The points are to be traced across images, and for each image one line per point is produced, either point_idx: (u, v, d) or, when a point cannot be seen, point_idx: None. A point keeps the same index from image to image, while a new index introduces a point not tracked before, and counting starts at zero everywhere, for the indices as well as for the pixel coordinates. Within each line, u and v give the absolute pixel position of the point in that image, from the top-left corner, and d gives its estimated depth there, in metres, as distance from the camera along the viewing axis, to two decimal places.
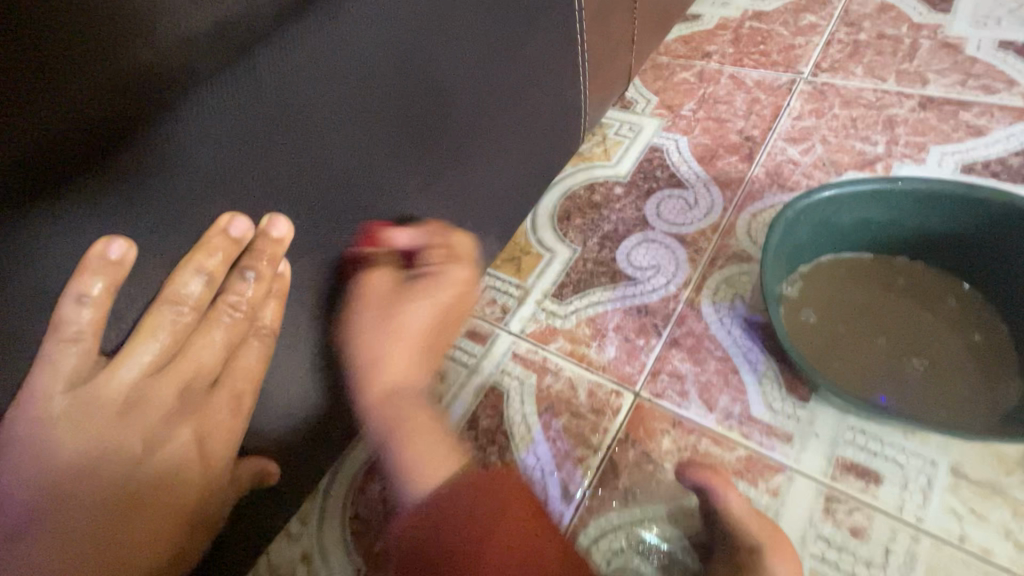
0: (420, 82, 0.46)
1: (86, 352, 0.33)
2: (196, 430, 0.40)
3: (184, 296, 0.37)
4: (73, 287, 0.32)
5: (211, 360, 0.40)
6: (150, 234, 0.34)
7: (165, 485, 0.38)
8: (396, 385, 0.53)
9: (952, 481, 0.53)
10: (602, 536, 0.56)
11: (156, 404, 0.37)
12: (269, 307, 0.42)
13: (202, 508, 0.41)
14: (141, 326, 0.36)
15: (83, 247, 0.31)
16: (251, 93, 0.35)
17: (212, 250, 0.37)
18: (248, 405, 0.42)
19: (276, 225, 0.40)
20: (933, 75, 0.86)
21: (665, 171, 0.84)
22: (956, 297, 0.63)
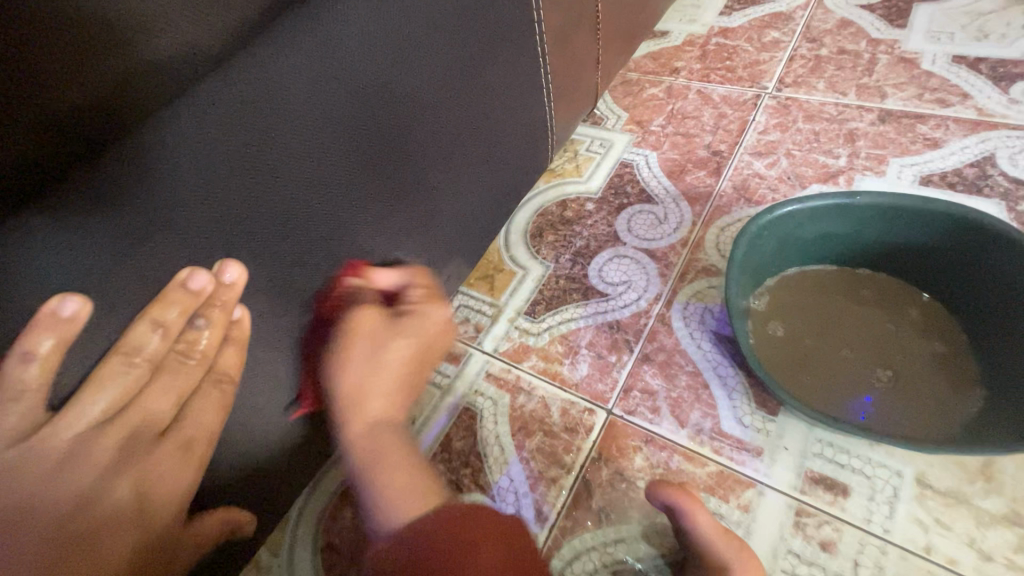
0: (379, 108, 0.46)
1: (28, 410, 0.33)
2: (141, 482, 0.38)
3: (138, 347, 0.37)
4: (19, 344, 0.31)
5: (164, 409, 0.39)
6: (103, 282, 0.34)
7: (105, 548, 0.36)
8: (384, 416, 0.50)
9: (918, 492, 0.54)
10: (576, 558, 0.56)
11: (94, 460, 0.35)
12: (226, 354, 0.42)
13: (151, 566, 0.38)
14: (90, 380, 0.35)
15: (37, 303, 0.32)
16: (207, 124, 0.35)
17: (170, 304, 0.37)
18: (201, 454, 0.40)
19: (228, 271, 0.39)
20: (891, 89, 0.88)
21: (635, 186, 0.84)
22: (917, 308, 0.65)
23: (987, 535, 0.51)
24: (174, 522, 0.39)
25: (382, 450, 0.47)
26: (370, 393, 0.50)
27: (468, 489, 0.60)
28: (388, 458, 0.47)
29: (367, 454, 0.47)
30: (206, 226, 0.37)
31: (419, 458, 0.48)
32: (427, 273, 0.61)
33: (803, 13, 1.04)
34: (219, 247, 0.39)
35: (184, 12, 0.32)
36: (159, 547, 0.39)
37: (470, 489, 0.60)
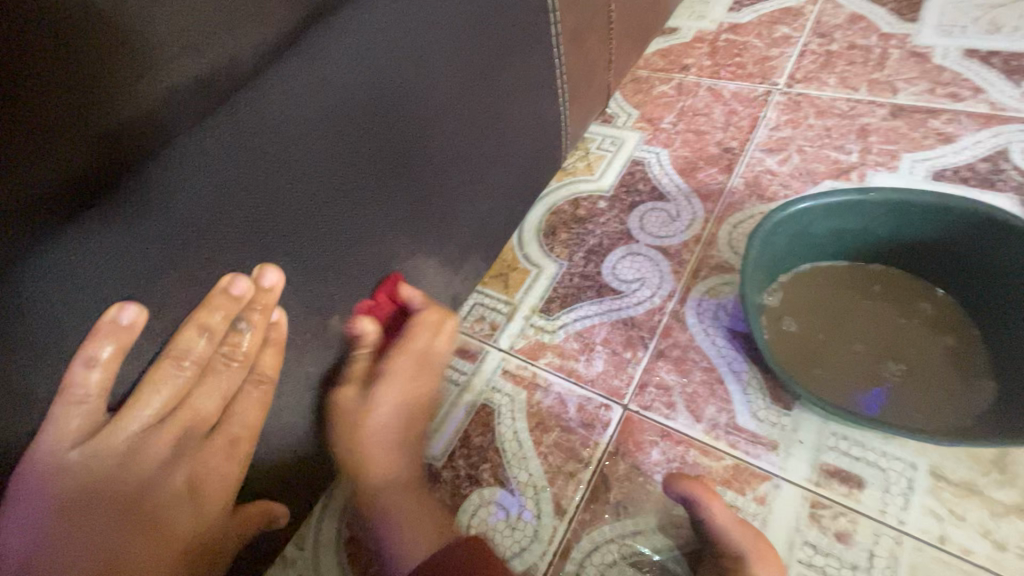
0: (401, 113, 0.47)
1: (90, 412, 0.35)
2: (191, 474, 0.41)
3: (187, 350, 0.39)
4: (82, 352, 0.33)
5: (209, 409, 0.42)
6: (152, 290, 0.35)
7: (158, 532, 0.40)
8: (387, 476, 0.53)
9: (932, 483, 0.55)
10: (595, 549, 0.57)
11: (151, 454, 0.39)
12: (265, 356, 0.44)
13: (197, 552, 0.42)
14: (145, 381, 0.38)
15: (95, 315, 0.33)
16: (236, 137, 0.36)
17: (214, 308, 0.39)
18: (244, 449, 0.43)
19: (266, 275, 0.41)
20: (902, 84, 0.88)
21: (647, 184, 0.85)
22: (930, 302, 0.65)
23: (1000, 525, 0.52)
24: (218, 513, 0.43)
25: (389, 504, 0.52)
26: (376, 454, 0.53)
27: (488, 484, 0.62)
28: (401, 502, 0.52)
29: (384, 507, 0.52)
30: (239, 233, 0.39)
31: (430, 502, 0.53)
32: (446, 273, 0.63)
33: (813, 8, 1.04)
34: (253, 252, 0.40)
35: (227, 29, 0.32)
36: (205, 534, 0.42)
37: (490, 484, 0.62)
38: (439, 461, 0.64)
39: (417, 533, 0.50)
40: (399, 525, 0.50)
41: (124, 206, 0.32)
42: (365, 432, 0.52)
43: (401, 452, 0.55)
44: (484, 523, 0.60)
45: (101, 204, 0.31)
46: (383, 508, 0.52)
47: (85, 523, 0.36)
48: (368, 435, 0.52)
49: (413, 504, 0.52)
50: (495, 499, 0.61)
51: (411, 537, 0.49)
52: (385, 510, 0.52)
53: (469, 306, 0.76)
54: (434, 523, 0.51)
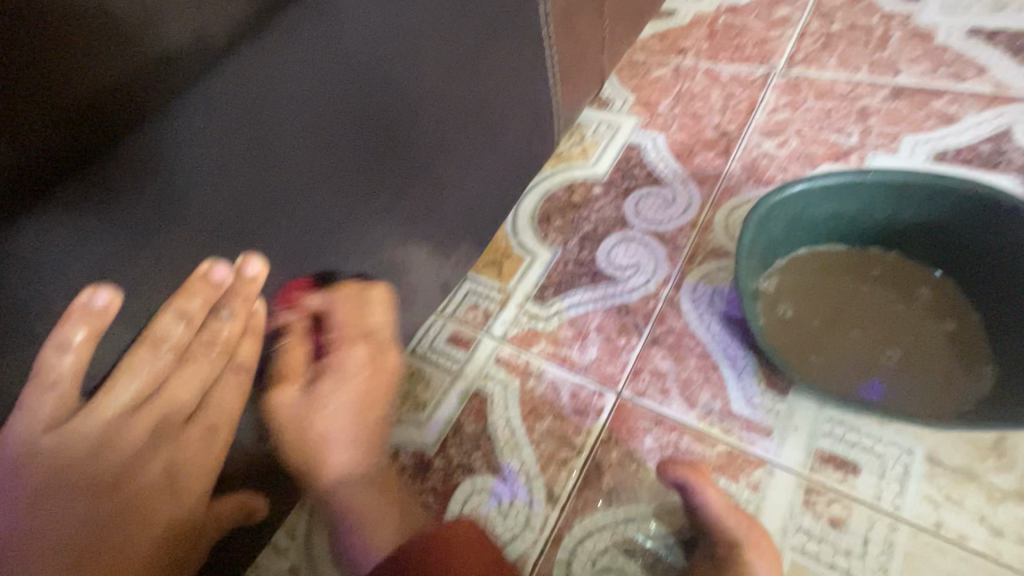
0: (385, 93, 0.46)
1: (63, 398, 0.34)
2: (170, 460, 0.40)
3: (164, 336, 0.38)
4: (54, 336, 0.32)
5: (188, 395, 0.41)
6: (129, 274, 0.35)
7: (134, 523, 0.38)
8: (346, 469, 0.49)
9: (929, 469, 0.54)
10: (588, 536, 0.56)
11: (129, 440, 0.37)
12: (244, 344, 0.43)
13: (174, 544, 0.41)
14: (121, 367, 0.37)
15: (67, 298, 0.32)
16: (216, 110, 0.35)
17: (192, 294, 0.38)
18: (222, 436, 0.43)
19: (249, 264, 0.41)
20: (904, 64, 0.87)
21: (643, 169, 0.84)
22: (929, 286, 0.64)
23: (998, 511, 0.51)
24: (195, 502, 0.42)
25: (356, 502, 0.48)
26: (333, 446, 0.49)
27: (481, 471, 0.61)
28: (365, 503, 0.48)
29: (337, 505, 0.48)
30: (218, 217, 0.38)
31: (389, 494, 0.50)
32: (436, 259, 0.62)
33: None
34: (230, 236, 0.39)
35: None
36: (181, 524, 0.41)
37: (481, 471, 0.61)
38: (431, 449, 0.63)
39: (377, 528, 0.47)
40: (358, 514, 0.47)
41: (102, 181, 0.32)
42: (331, 420, 0.49)
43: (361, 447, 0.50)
44: (476, 510, 0.59)
45: (77, 183, 0.31)
46: (341, 503, 0.48)
47: (58, 514, 0.34)
48: (329, 429, 0.49)
49: (375, 497, 0.49)
50: (487, 486, 0.60)
51: (373, 532, 0.46)
52: (344, 505, 0.48)
53: (462, 294, 0.75)
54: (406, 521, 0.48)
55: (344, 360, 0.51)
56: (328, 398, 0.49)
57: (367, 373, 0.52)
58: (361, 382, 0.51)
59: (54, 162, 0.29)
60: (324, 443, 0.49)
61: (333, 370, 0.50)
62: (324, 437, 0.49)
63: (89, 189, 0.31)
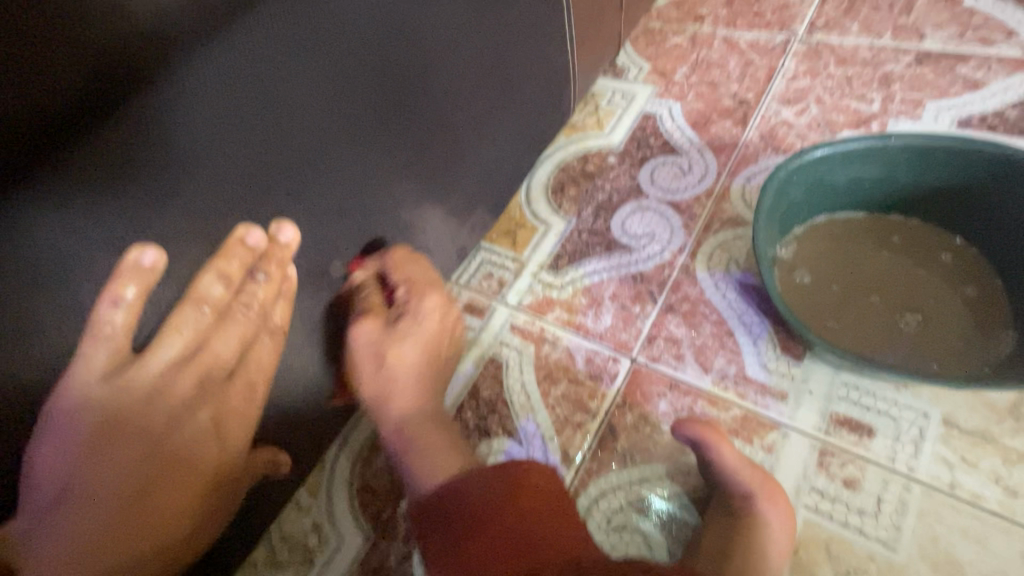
0: (404, 50, 0.46)
1: (117, 350, 0.35)
2: (213, 415, 0.42)
3: (206, 295, 0.40)
4: (108, 293, 0.34)
5: (228, 354, 0.42)
6: (171, 234, 0.36)
7: (182, 472, 0.39)
8: (410, 409, 0.56)
9: (945, 432, 0.54)
10: (602, 496, 0.57)
11: (176, 392, 0.39)
12: (277, 309, 0.45)
13: (211, 493, 0.43)
14: (167, 324, 0.38)
15: (117, 255, 0.33)
16: (234, 61, 0.35)
17: (231, 256, 0.40)
18: (258, 395, 0.45)
19: (284, 231, 0.42)
20: (929, 29, 0.84)
21: (658, 139, 0.83)
22: (950, 252, 0.63)
23: (1014, 472, 0.51)
24: (233, 455, 0.44)
25: (416, 437, 0.54)
26: (399, 391, 0.57)
27: (496, 434, 0.62)
28: (425, 439, 0.54)
29: (402, 443, 0.55)
30: (241, 170, 0.38)
31: (442, 437, 0.55)
32: (451, 225, 0.62)
33: None
34: (254, 192, 0.39)
35: None
36: (219, 475, 0.43)
37: (497, 434, 0.62)
38: (448, 413, 0.64)
39: (440, 462, 0.52)
40: (424, 444, 0.54)
41: (122, 131, 0.31)
42: (405, 360, 0.57)
43: (428, 388, 0.58)
44: None
45: (99, 132, 0.31)
46: (407, 434, 0.55)
47: (116, 459, 0.36)
48: (403, 368, 0.57)
49: (438, 434, 0.55)
50: (503, 448, 0.61)
51: (434, 462, 0.51)
52: (406, 442, 0.54)
53: (477, 263, 0.75)
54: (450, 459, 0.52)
55: (422, 309, 0.59)
56: (408, 336, 0.57)
57: (438, 318, 0.60)
58: (433, 328, 0.60)
59: (76, 109, 0.29)
60: (395, 386, 0.56)
61: (410, 314, 0.58)
62: (396, 376, 0.56)
63: (113, 138, 0.31)
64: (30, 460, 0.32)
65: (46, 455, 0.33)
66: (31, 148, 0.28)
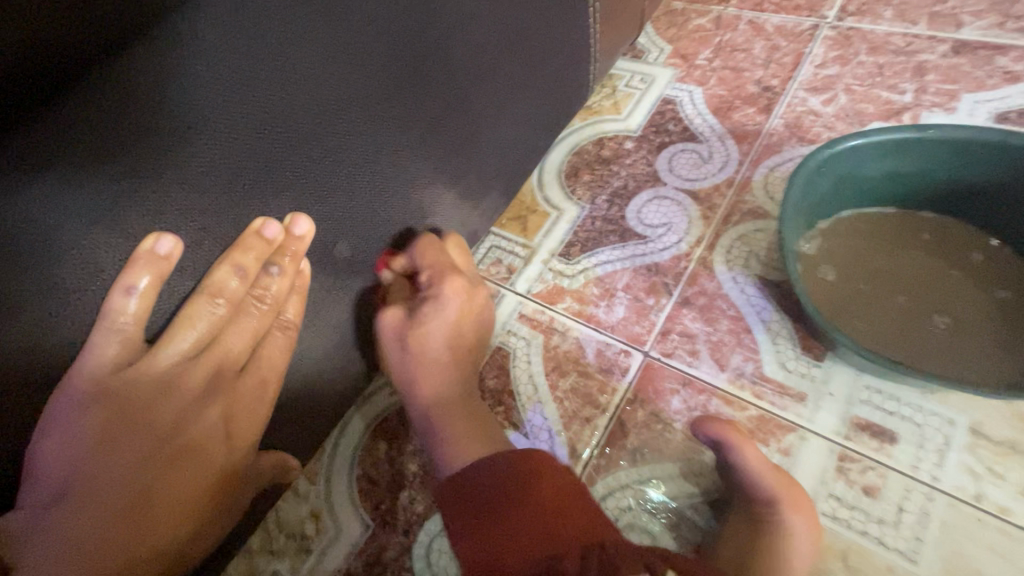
0: (420, 19, 0.43)
1: (129, 339, 0.34)
2: (223, 409, 0.40)
3: (222, 287, 0.38)
4: (121, 280, 0.32)
5: (241, 348, 0.41)
6: (180, 213, 0.33)
7: (189, 468, 0.38)
8: (438, 395, 0.53)
9: (971, 441, 0.52)
10: (610, 494, 0.55)
11: (187, 387, 0.38)
12: (291, 303, 0.43)
13: (220, 494, 0.41)
14: (180, 317, 0.37)
15: (133, 243, 0.32)
16: (229, 16, 0.32)
17: (247, 249, 0.38)
18: (270, 393, 0.43)
19: (298, 223, 0.41)
20: (968, 17, 0.80)
21: (678, 124, 0.79)
22: (984, 253, 0.60)
23: None
24: (244, 453, 0.42)
25: (440, 422, 0.51)
26: (425, 378, 0.53)
27: (502, 426, 0.60)
28: (451, 426, 0.51)
29: (426, 427, 0.52)
30: (243, 140, 0.35)
31: (486, 428, 0.51)
32: (463, 207, 0.59)
33: None
34: (258, 164, 0.36)
35: None
36: (230, 474, 0.41)
37: (502, 426, 0.60)
38: None
39: (471, 443, 0.49)
40: (456, 433, 0.50)
41: (108, 96, 0.29)
42: (431, 353, 0.53)
43: (451, 375, 0.54)
44: None
45: (84, 90, 0.28)
46: (433, 420, 0.52)
47: (121, 451, 0.35)
48: (426, 366, 0.53)
49: (470, 426, 0.51)
50: (508, 441, 0.59)
51: (466, 447, 0.49)
52: (433, 424, 0.51)
53: (486, 248, 0.72)
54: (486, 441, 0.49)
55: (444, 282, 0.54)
56: (430, 324, 0.53)
57: (462, 303, 0.55)
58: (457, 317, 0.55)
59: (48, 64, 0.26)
60: (422, 369, 0.53)
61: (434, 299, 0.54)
62: (418, 371, 0.53)
63: (100, 103, 0.29)
64: (32, 454, 0.31)
65: (46, 448, 0.32)
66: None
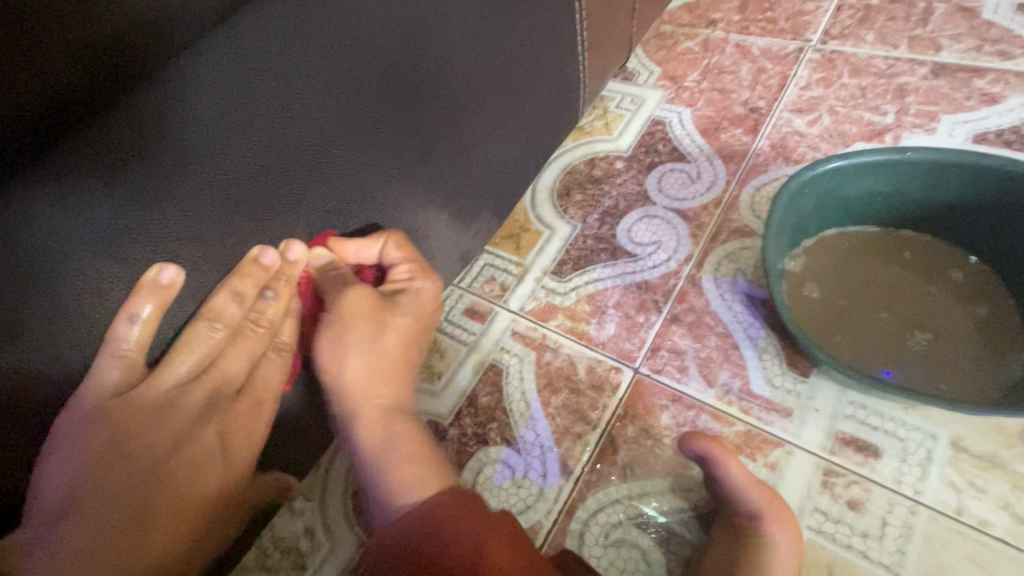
0: (413, 53, 0.45)
1: (131, 363, 0.35)
2: (220, 431, 0.41)
3: (221, 313, 0.39)
4: (124, 309, 0.34)
5: (239, 369, 0.42)
6: (180, 243, 0.35)
7: (185, 489, 0.39)
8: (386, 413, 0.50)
9: (952, 455, 0.53)
10: (601, 510, 0.56)
11: (185, 409, 0.39)
12: (285, 327, 0.45)
13: (215, 514, 0.42)
14: (179, 341, 0.38)
15: (137, 273, 0.34)
16: (229, 58, 0.34)
17: (245, 276, 0.40)
18: (267, 413, 0.44)
19: (293, 249, 0.42)
20: (947, 40, 0.83)
21: (667, 145, 0.82)
22: (962, 270, 0.62)
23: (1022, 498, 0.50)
24: (241, 472, 0.43)
25: (390, 447, 0.48)
26: (374, 387, 0.50)
27: (494, 442, 0.61)
28: (400, 452, 0.47)
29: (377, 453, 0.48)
30: (241, 172, 0.37)
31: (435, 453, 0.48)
32: (456, 228, 0.61)
33: None
34: (255, 193, 0.38)
35: None
36: (226, 495, 0.42)
37: (495, 442, 0.61)
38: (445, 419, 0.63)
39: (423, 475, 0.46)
40: (401, 464, 0.46)
41: (112, 135, 0.30)
42: (376, 365, 0.50)
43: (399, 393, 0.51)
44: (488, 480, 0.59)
45: (93, 130, 0.30)
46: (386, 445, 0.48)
47: (120, 470, 0.36)
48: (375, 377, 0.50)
49: (418, 454, 0.47)
50: (500, 457, 0.60)
51: (418, 474, 0.46)
52: (386, 453, 0.47)
53: (480, 266, 0.74)
54: (434, 472, 0.46)
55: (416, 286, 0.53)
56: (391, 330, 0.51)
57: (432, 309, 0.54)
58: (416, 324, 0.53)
59: (55, 111, 0.27)
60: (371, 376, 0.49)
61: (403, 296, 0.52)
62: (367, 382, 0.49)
63: (103, 141, 0.30)
64: (37, 473, 0.32)
65: (51, 469, 0.33)
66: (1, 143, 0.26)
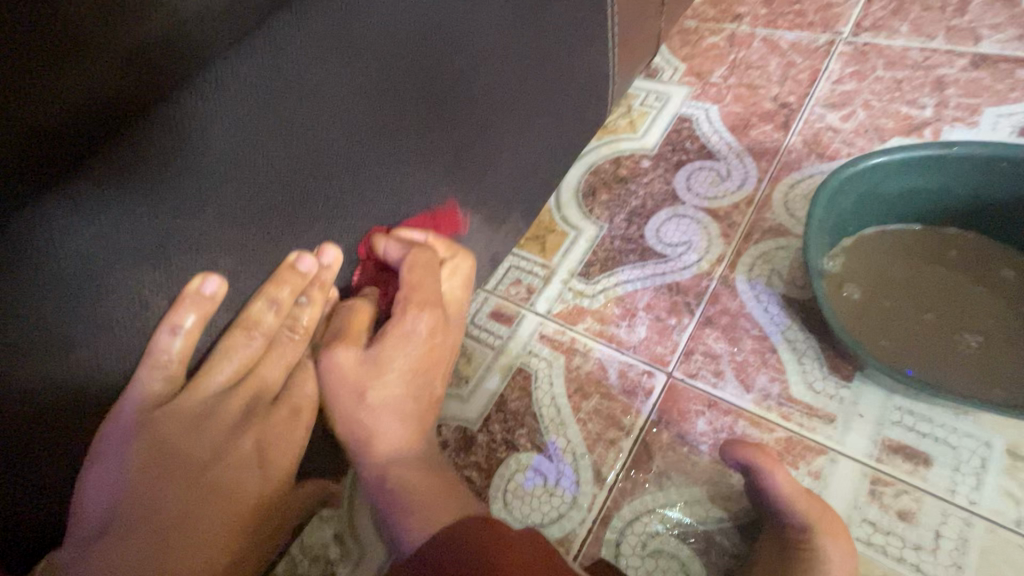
0: (447, 53, 0.44)
1: (172, 375, 0.35)
2: (256, 438, 0.40)
3: (257, 321, 0.39)
4: (167, 320, 0.34)
5: (277, 376, 0.42)
6: (221, 252, 0.35)
7: (223, 499, 0.38)
8: (398, 446, 0.43)
9: (1009, 463, 0.51)
10: (637, 518, 0.55)
11: (223, 418, 0.39)
12: (323, 334, 0.44)
13: (255, 527, 0.40)
14: (218, 350, 0.38)
15: (181, 284, 0.34)
16: (269, 61, 0.33)
17: (282, 283, 0.39)
18: (303, 420, 0.43)
19: (326, 253, 0.41)
20: (987, 30, 0.80)
21: (695, 143, 0.80)
22: (1013, 269, 0.60)
23: None
24: (280, 483, 0.42)
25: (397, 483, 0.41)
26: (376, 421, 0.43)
27: (525, 449, 0.60)
28: (406, 484, 0.41)
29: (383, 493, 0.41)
30: (279, 178, 0.36)
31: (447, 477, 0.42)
32: (485, 231, 0.60)
33: None
34: (292, 199, 0.37)
35: None
36: (265, 504, 0.40)
37: (527, 448, 0.60)
38: (474, 424, 0.62)
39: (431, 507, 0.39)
40: (410, 497, 0.40)
41: (154, 142, 0.30)
42: (386, 396, 0.44)
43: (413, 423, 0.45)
44: (519, 487, 0.58)
45: (135, 138, 0.29)
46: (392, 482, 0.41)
47: (162, 483, 0.35)
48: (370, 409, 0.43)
49: (429, 483, 0.41)
50: (532, 464, 0.59)
51: (429, 509, 0.39)
52: (392, 491, 0.40)
53: (505, 268, 0.73)
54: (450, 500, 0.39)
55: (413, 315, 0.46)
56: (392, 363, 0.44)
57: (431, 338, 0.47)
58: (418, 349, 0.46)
59: (97, 120, 0.27)
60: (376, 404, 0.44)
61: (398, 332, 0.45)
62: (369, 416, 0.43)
63: (145, 148, 0.30)
64: (79, 483, 0.33)
65: (93, 481, 0.33)
66: (36, 153, 0.25)
